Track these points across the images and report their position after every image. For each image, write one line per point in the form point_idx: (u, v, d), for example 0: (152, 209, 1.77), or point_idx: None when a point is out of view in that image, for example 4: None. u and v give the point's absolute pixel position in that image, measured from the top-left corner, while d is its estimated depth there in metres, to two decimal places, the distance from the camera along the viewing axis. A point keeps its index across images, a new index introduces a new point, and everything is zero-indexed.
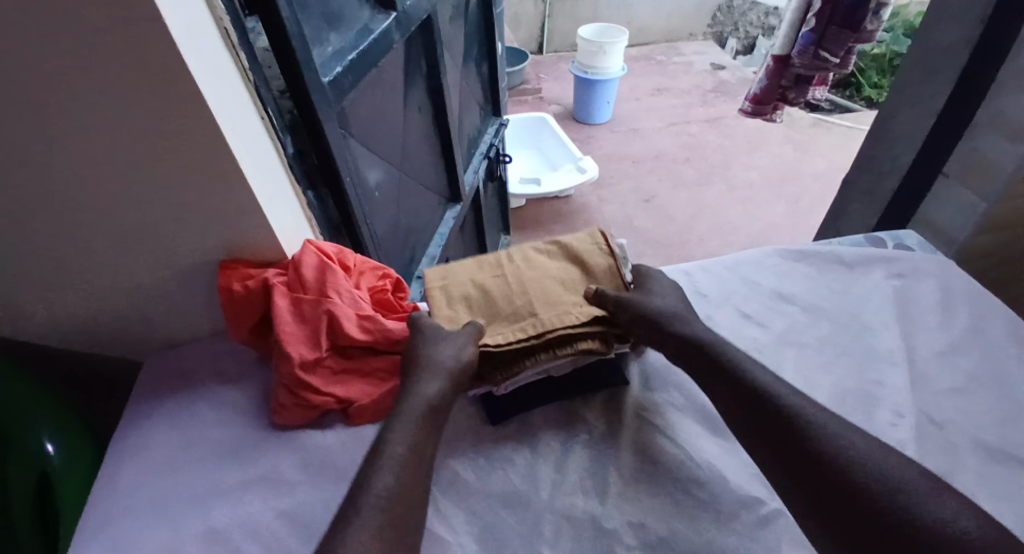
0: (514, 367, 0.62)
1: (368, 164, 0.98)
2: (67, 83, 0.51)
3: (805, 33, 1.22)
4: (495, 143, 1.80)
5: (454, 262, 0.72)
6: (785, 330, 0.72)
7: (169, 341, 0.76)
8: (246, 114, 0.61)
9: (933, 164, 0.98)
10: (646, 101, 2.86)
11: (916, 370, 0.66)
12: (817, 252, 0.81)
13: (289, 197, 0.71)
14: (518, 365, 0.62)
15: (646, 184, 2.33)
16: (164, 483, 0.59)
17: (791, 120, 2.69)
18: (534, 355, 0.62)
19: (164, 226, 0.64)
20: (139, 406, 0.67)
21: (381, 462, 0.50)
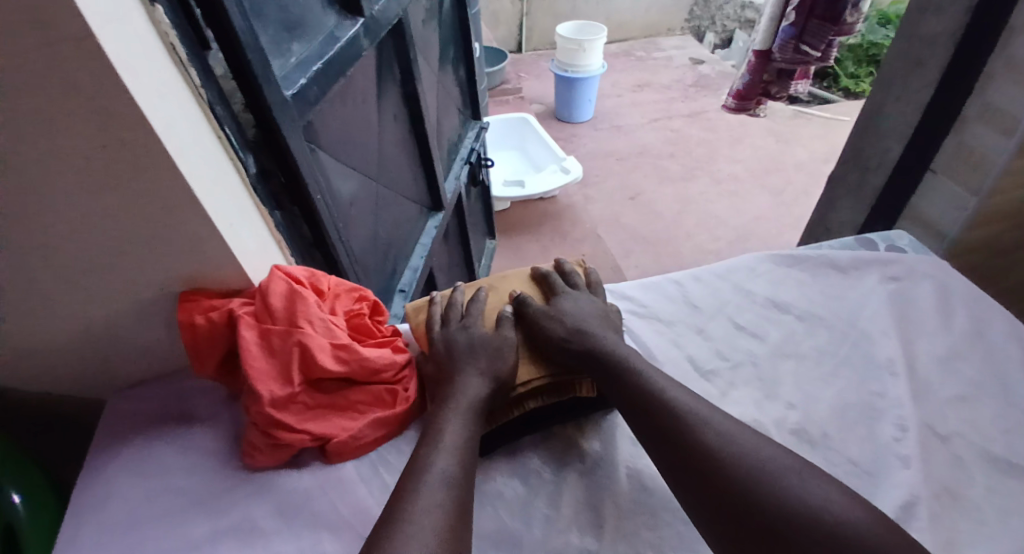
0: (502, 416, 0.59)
1: (341, 178, 0.94)
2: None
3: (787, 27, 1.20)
4: (476, 148, 1.76)
5: (425, 305, 0.69)
6: (781, 341, 0.69)
7: (133, 379, 0.72)
8: (199, 136, 0.56)
9: (921, 159, 0.97)
10: (628, 97, 2.84)
11: (916, 378, 0.63)
12: (809, 255, 0.79)
13: (253, 221, 0.66)
14: (506, 415, 0.59)
15: (631, 182, 2.30)
16: (127, 540, 0.54)
17: (772, 113, 2.69)
18: (521, 404, 0.60)
19: (119, 259, 0.59)
20: (100, 454, 0.62)
21: (412, 512, 0.42)
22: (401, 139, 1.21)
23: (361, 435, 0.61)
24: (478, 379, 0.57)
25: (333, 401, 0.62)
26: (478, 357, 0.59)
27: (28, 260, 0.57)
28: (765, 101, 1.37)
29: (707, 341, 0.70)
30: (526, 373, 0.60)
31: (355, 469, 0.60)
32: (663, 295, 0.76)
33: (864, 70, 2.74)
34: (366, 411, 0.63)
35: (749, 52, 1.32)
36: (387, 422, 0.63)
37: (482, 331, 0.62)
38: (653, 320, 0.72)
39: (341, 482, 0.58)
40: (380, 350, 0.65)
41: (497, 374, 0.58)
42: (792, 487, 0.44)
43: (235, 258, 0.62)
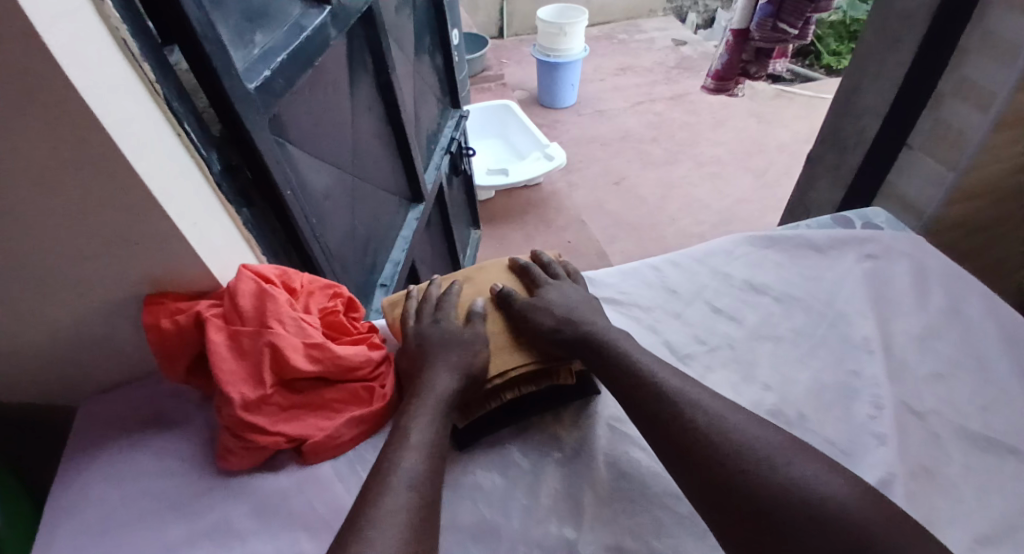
0: (478, 406, 0.58)
1: (314, 172, 0.92)
2: None
3: (764, 6, 1.19)
4: (457, 136, 1.74)
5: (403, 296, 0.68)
6: (759, 323, 0.70)
7: (104, 383, 0.70)
8: (158, 134, 0.54)
9: (897, 136, 0.97)
10: (611, 81, 2.81)
11: (892, 356, 0.64)
12: (786, 237, 0.79)
13: (219, 219, 0.64)
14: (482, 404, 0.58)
15: (615, 167, 2.29)
16: (101, 547, 0.53)
17: (755, 93, 2.68)
18: (499, 395, 0.59)
19: (79, 262, 0.58)
20: (70, 461, 0.61)
21: (377, 516, 0.41)
22: (376, 129, 1.19)
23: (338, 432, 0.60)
24: (448, 375, 0.56)
25: (306, 400, 0.61)
26: (453, 350, 0.58)
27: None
28: (744, 82, 1.36)
29: (686, 326, 0.70)
30: (501, 364, 0.60)
31: (334, 467, 0.60)
32: (641, 281, 0.75)
33: (846, 47, 2.74)
34: (342, 409, 0.62)
35: (727, 31, 1.31)
36: (365, 420, 0.62)
37: (454, 326, 0.61)
38: (632, 306, 0.72)
39: (319, 481, 0.58)
40: (356, 347, 0.64)
41: (470, 369, 0.57)
42: (768, 470, 0.44)
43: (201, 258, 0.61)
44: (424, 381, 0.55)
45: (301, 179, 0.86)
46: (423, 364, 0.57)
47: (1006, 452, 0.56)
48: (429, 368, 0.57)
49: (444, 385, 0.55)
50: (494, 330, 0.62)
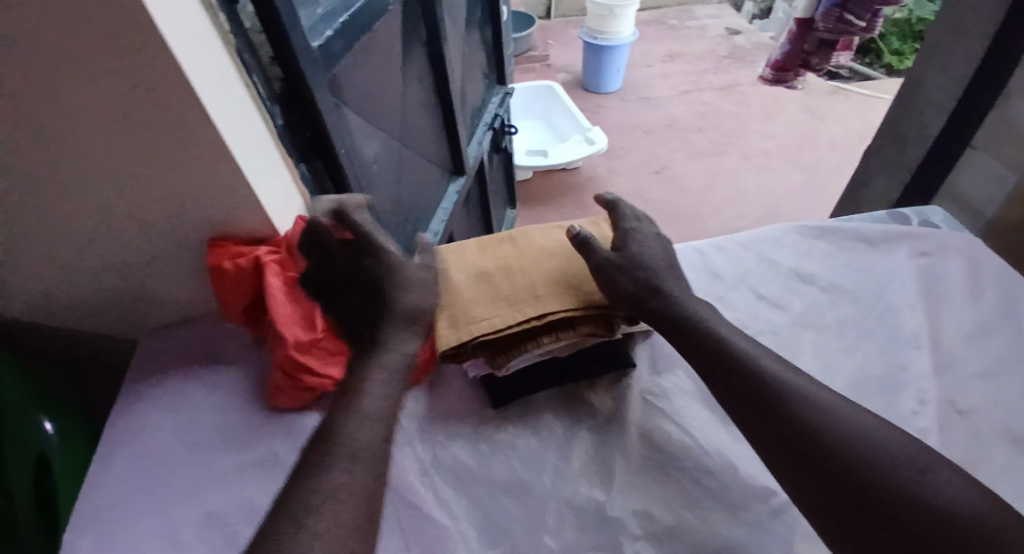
0: (516, 350, 0.59)
1: (365, 137, 0.94)
2: (28, 49, 0.47)
3: None
4: (501, 114, 1.74)
5: (455, 247, 0.70)
6: (804, 311, 0.69)
7: (162, 323, 0.75)
8: (229, 82, 0.57)
9: (963, 133, 0.92)
10: (659, 68, 2.75)
11: (940, 354, 0.62)
12: (838, 228, 0.77)
13: (278, 171, 0.67)
14: (519, 348, 0.59)
15: (657, 156, 2.25)
16: (159, 468, 0.57)
17: (810, 88, 2.59)
18: (537, 339, 0.60)
19: (149, 203, 0.61)
20: (133, 388, 0.65)
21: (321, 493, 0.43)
22: (424, 100, 1.20)
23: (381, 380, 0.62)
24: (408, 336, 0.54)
25: (352, 347, 0.63)
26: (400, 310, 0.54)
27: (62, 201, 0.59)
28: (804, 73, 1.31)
29: (727, 309, 0.69)
30: (544, 308, 0.60)
31: None
32: (685, 263, 0.75)
33: (910, 47, 2.59)
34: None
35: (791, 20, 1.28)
36: None
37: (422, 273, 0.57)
38: None
39: None
40: None
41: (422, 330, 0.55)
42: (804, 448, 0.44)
43: (261, 208, 0.64)
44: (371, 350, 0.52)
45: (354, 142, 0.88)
46: (368, 330, 0.54)
47: None
48: (378, 335, 0.53)
49: (390, 359, 0.52)
50: (539, 280, 0.63)
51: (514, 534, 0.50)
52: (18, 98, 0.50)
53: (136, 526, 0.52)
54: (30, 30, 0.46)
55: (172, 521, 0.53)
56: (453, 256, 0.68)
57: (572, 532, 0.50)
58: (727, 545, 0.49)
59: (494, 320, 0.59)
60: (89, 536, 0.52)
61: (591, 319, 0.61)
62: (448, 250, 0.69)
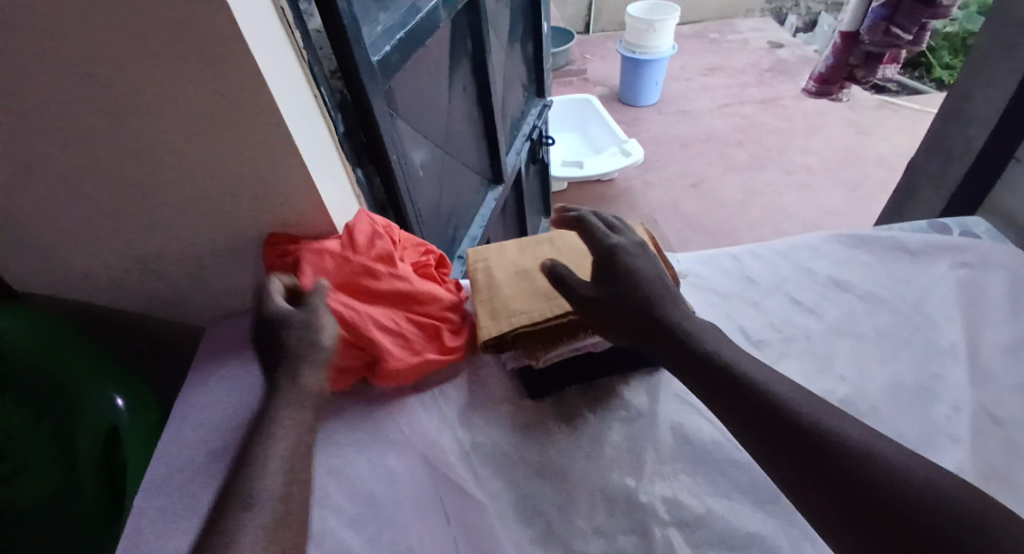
0: (552, 342, 0.63)
1: (413, 144, 1.00)
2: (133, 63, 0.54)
3: (874, 9, 1.16)
4: (539, 125, 1.79)
5: (500, 246, 0.74)
6: (840, 320, 0.69)
7: (226, 311, 0.81)
8: (299, 91, 0.63)
9: (1009, 146, 0.91)
10: (698, 81, 2.76)
11: (977, 363, 0.62)
12: (876, 238, 0.77)
13: (338, 172, 0.73)
14: (555, 341, 0.63)
15: (694, 169, 2.26)
16: (225, 439, 0.63)
17: (855, 103, 2.54)
18: (572, 333, 0.63)
19: (224, 200, 0.68)
20: (202, 368, 0.72)
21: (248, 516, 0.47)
22: (468, 111, 1.26)
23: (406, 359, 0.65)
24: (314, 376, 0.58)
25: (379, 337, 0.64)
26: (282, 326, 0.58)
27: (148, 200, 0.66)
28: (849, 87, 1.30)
29: (761, 313, 0.70)
30: None
31: None
32: (720, 268, 0.77)
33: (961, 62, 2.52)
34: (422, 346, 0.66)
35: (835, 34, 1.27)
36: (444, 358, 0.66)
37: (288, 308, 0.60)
38: (707, 290, 0.73)
39: None
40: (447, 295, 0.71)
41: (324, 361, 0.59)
42: None
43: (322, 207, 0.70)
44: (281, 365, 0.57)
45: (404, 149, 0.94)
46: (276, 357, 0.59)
47: None
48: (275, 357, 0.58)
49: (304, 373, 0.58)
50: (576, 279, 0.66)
51: (548, 514, 0.53)
52: (121, 106, 0.57)
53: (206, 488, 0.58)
54: (136, 47, 0.53)
55: None
56: (496, 255, 0.72)
57: (602, 515, 0.53)
58: (752, 537, 0.51)
59: (531, 314, 0.63)
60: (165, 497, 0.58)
61: None
62: (493, 248, 0.73)
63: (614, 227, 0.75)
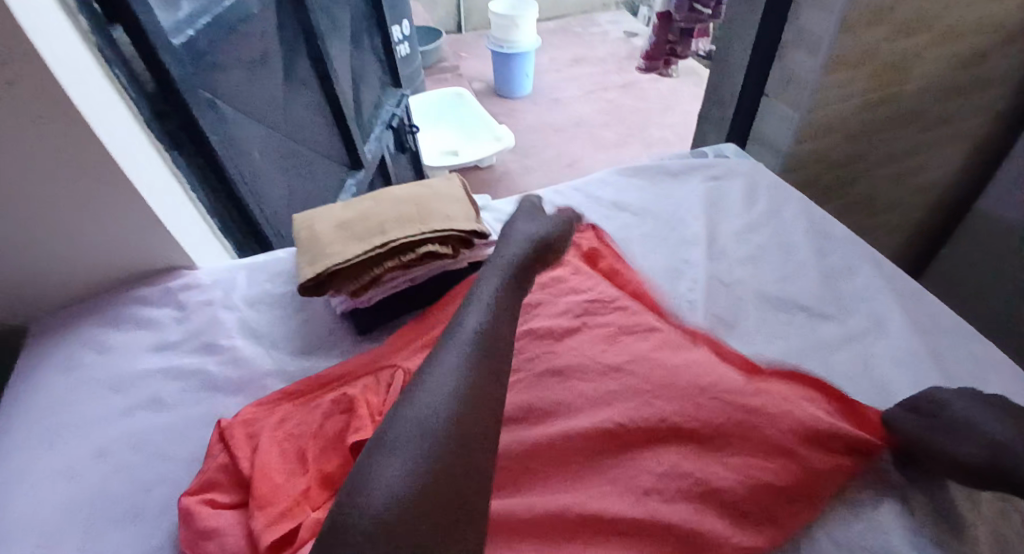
0: (367, 278, 0.69)
1: (252, 137, 1.02)
2: None
3: None
4: (397, 113, 1.82)
5: (325, 207, 0.79)
6: (615, 230, 0.82)
7: (51, 305, 0.79)
8: (88, 73, 0.66)
9: (758, 86, 1.11)
10: (565, 72, 2.84)
11: (713, 247, 0.79)
12: (650, 166, 0.92)
13: (148, 151, 0.75)
14: (369, 275, 0.69)
15: (568, 150, 2.35)
16: (51, 418, 0.65)
17: (698, 79, 2.75)
18: (381, 264, 0.69)
19: (14, 191, 0.67)
20: (27, 362, 0.72)
21: None
22: (318, 107, 1.28)
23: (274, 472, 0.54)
24: None
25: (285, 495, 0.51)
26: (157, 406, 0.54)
27: None
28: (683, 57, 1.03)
29: None
30: (386, 237, 0.70)
31: (237, 358, 0.70)
32: None
33: None
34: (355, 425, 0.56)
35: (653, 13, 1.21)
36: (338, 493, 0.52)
37: None
38: None
39: (250, 368, 0.69)
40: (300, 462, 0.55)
41: None
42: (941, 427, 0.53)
43: (151, 211, 0.73)
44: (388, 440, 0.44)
45: (243, 145, 0.99)
46: None
47: (797, 310, 0.70)
48: (381, 458, 0.43)
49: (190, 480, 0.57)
50: (383, 224, 0.72)
51: None
52: None
53: (34, 464, 0.61)
54: None
55: (68, 458, 0.61)
56: (324, 213, 0.77)
57: None
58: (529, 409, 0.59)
59: (341, 255, 0.69)
60: None
61: (433, 241, 0.71)
62: (315, 209, 0.78)
63: (431, 177, 0.83)
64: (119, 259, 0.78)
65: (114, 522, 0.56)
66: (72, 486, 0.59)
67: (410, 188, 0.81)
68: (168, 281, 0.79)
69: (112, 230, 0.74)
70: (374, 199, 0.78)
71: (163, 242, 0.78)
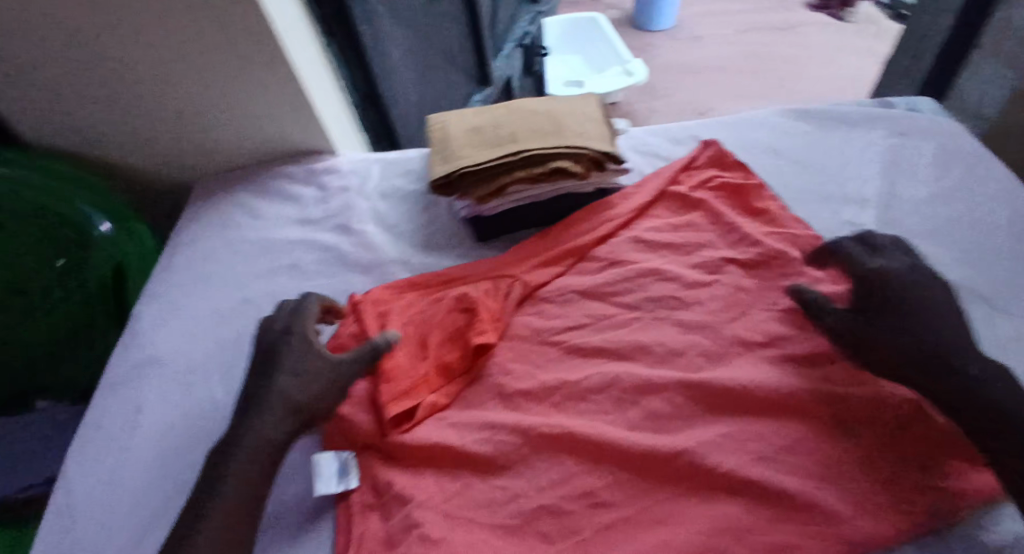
0: (495, 185, 0.68)
1: (394, 35, 1.03)
2: None
3: None
4: (531, 32, 1.75)
5: (460, 111, 0.78)
6: (770, 176, 0.73)
7: (214, 171, 0.88)
8: None
9: (972, 33, 0.91)
10: (715, 6, 2.55)
11: (885, 212, 0.68)
12: (820, 112, 0.80)
13: (307, 34, 0.78)
14: (498, 182, 0.68)
15: (704, 95, 2.14)
16: (207, 267, 0.73)
17: (876, 30, 2.32)
18: (511, 173, 0.68)
19: (194, 58, 0.72)
20: (192, 215, 0.81)
21: None
22: (457, 15, 1.26)
23: (398, 352, 0.58)
24: None
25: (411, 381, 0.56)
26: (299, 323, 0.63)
27: (134, 71, 0.74)
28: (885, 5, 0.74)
29: None
30: (519, 146, 0.67)
31: (366, 242, 0.74)
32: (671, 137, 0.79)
33: None
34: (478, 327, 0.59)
35: None
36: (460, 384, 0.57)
37: None
38: (653, 156, 0.77)
39: (377, 254, 0.72)
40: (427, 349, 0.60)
41: None
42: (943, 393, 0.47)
43: (303, 95, 0.77)
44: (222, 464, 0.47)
45: (386, 43, 1.00)
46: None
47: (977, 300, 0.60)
48: (217, 486, 0.46)
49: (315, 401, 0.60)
50: (518, 133, 0.69)
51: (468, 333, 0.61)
52: None
53: (192, 303, 0.70)
54: None
55: (219, 302, 0.69)
56: (458, 116, 0.76)
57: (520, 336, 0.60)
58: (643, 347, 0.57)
59: (473, 158, 0.68)
60: (159, 310, 0.69)
61: (567, 157, 0.68)
62: (450, 111, 0.77)
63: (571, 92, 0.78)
64: (269, 138, 0.83)
65: (253, 364, 0.64)
66: (219, 328, 0.67)
67: (548, 100, 0.77)
68: (311, 163, 0.83)
69: (266, 109, 0.79)
70: (511, 108, 0.75)
71: (309, 125, 0.81)
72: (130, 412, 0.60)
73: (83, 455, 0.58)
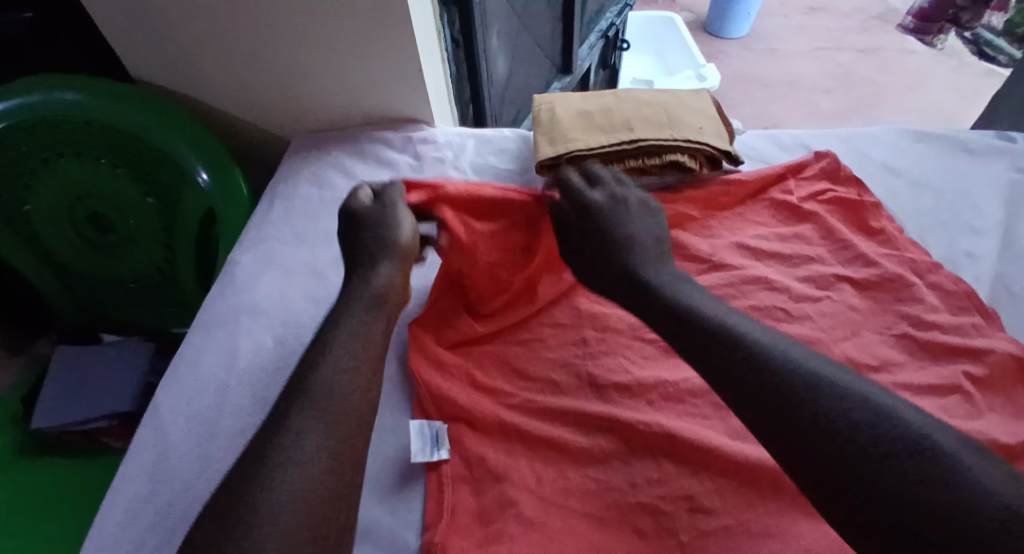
0: None
1: (496, 12, 1.02)
2: None
3: None
4: (615, 23, 1.71)
5: (565, 93, 0.77)
6: (886, 195, 0.70)
7: (311, 127, 0.89)
8: None
9: None
10: (796, 19, 2.46)
11: (1009, 246, 0.65)
12: (940, 134, 0.76)
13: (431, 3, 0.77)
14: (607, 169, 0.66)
15: (772, 111, 2.06)
16: (303, 220, 0.74)
17: (959, 63, 2.19)
18: (622, 161, 0.66)
19: (321, 14, 0.72)
20: (290, 167, 0.82)
21: None
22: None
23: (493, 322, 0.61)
24: None
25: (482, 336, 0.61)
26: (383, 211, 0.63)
27: (260, 19, 0.74)
28: None
29: None
30: (635, 135, 0.66)
31: None
32: (781, 143, 0.77)
33: None
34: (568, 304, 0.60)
35: None
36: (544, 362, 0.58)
37: None
38: (762, 162, 0.75)
39: None
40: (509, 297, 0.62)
41: None
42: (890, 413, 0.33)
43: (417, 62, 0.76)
44: (304, 391, 0.42)
45: (489, 20, 0.99)
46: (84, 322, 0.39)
47: None
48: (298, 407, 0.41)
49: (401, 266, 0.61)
50: (632, 122, 0.68)
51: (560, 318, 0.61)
52: None
53: (289, 253, 0.71)
54: None
55: (314, 257, 0.71)
56: (563, 97, 0.75)
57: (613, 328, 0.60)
58: None
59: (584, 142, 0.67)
60: (257, 256, 0.70)
61: (681, 152, 0.66)
62: (557, 92, 0.75)
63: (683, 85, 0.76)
64: (373, 101, 0.83)
65: None
66: (315, 282, 0.68)
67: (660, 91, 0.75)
68: (409, 131, 0.83)
69: (379, 74, 0.79)
70: (620, 95, 0.73)
71: (414, 93, 0.81)
72: (227, 351, 0.62)
73: (182, 386, 0.59)
